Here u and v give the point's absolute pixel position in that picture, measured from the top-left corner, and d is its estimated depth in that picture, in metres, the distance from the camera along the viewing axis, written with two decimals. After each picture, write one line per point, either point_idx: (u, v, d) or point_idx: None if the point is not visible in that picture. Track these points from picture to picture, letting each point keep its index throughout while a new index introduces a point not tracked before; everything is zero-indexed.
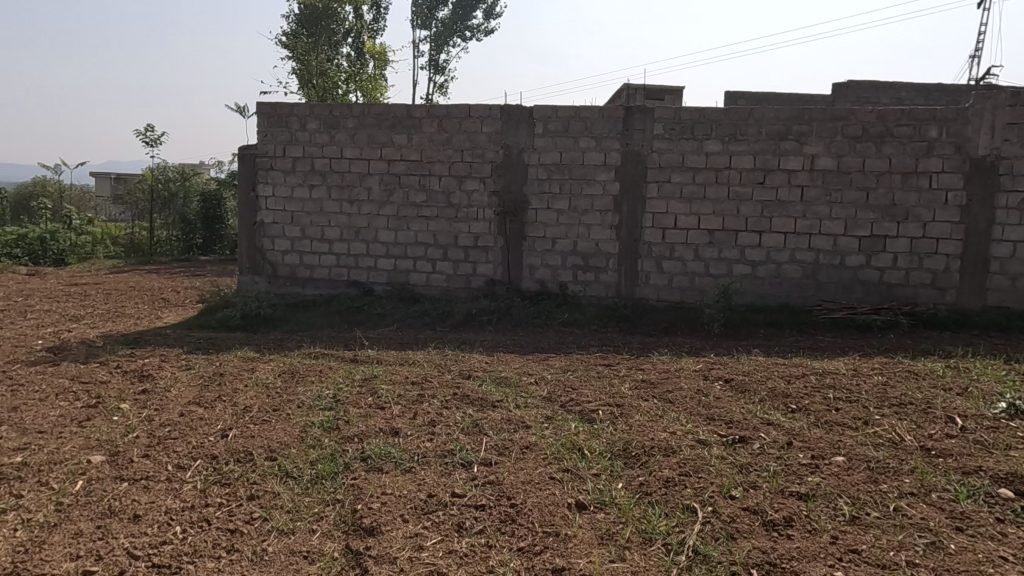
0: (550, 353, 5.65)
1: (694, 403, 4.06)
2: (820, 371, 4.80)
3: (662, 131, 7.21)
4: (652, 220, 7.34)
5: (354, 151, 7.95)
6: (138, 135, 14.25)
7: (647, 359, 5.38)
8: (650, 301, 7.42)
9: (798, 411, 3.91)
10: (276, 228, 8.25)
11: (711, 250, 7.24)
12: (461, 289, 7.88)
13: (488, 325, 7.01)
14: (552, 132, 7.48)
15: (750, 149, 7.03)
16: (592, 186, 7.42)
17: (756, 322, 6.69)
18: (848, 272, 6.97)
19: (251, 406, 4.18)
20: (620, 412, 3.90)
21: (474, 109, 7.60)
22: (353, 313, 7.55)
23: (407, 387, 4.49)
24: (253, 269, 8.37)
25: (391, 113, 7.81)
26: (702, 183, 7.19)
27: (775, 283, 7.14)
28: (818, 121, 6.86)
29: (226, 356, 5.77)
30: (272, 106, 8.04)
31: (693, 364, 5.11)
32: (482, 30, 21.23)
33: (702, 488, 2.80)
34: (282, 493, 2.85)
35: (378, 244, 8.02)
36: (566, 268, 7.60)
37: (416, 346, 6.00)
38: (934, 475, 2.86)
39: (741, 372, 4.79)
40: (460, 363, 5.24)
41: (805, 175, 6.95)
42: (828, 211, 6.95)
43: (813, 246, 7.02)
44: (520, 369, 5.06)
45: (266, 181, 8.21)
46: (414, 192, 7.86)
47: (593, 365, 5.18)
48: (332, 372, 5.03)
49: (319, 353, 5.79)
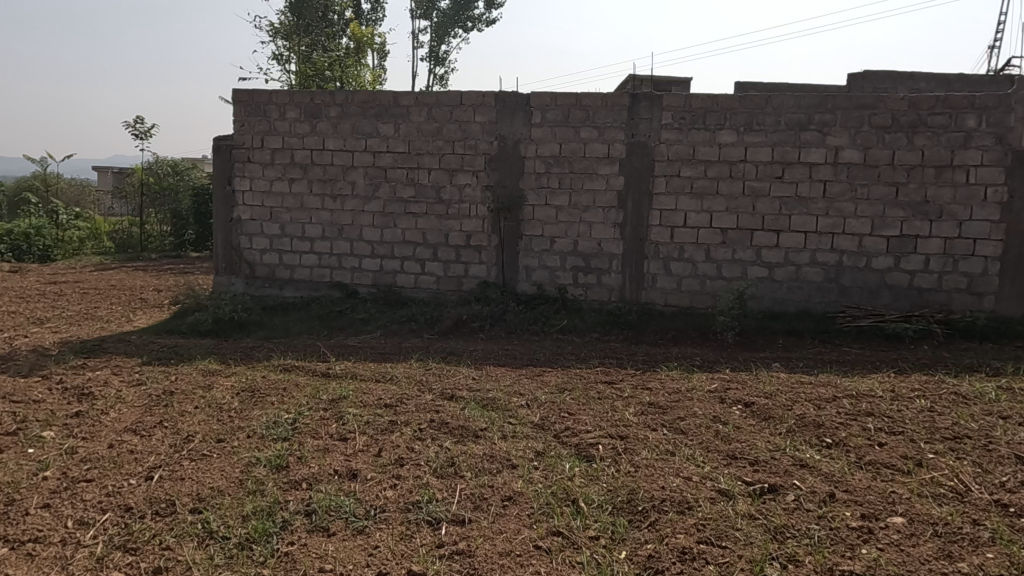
0: (546, 368, 5.05)
1: (710, 436, 3.46)
2: (854, 393, 4.18)
3: (670, 120, 6.59)
4: (659, 218, 6.73)
5: (337, 142, 7.35)
6: (125, 127, 13.71)
7: (655, 375, 4.77)
8: (657, 306, 6.82)
9: (835, 446, 3.30)
10: (254, 225, 7.67)
11: (724, 250, 6.63)
12: (452, 292, 7.29)
13: (480, 332, 6.41)
14: (551, 121, 6.86)
15: (768, 140, 6.40)
16: (594, 181, 6.81)
17: (774, 331, 6.07)
18: (875, 276, 6.35)
19: (194, 436, 3.59)
20: (624, 448, 3.30)
21: (466, 96, 6.99)
22: (334, 319, 6.96)
23: (379, 412, 3.89)
24: (230, 270, 7.81)
25: (377, 101, 7.21)
26: (714, 177, 6.57)
27: (794, 287, 6.52)
28: (843, 110, 6.24)
29: (186, 368, 5.19)
30: (249, 93, 7.45)
31: (707, 382, 4.50)
32: (483, 21, 20.57)
33: (727, 565, 2.21)
34: (196, 567, 2.28)
35: (363, 242, 7.43)
36: (565, 270, 7.00)
37: (398, 359, 5.41)
38: (1022, 547, 2.26)
39: (762, 394, 4.18)
40: (444, 380, 4.64)
41: (828, 168, 6.33)
42: (853, 209, 6.32)
43: (836, 246, 6.40)
44: (510, 388, 4.47)
45: (243, 174, 7.62)
46: (402, 186, 7.25)
47: (593, 383, 4.57)
48: (298, 391, 4.44)
49: (289, 365, 5.20)
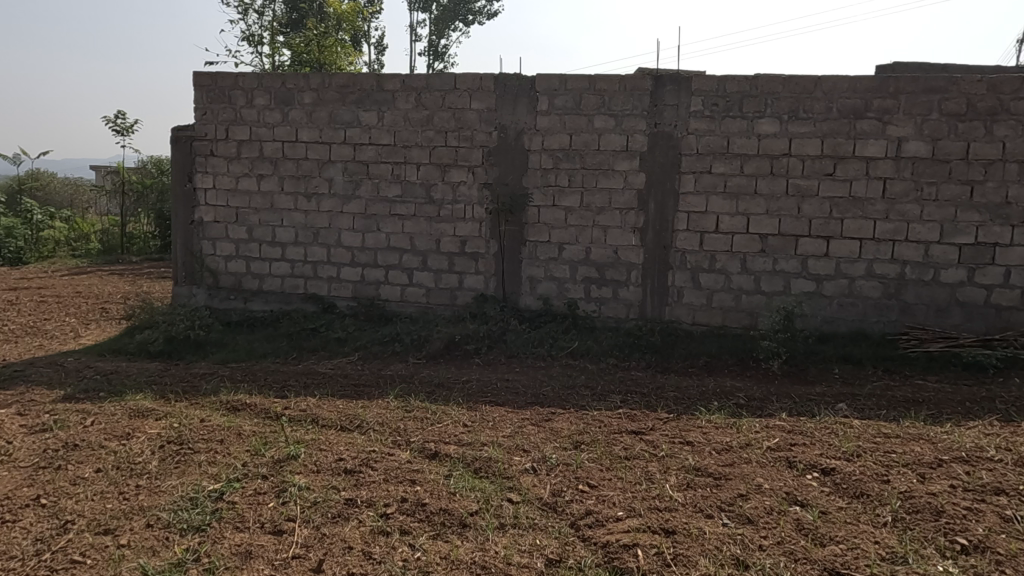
0: (556, 410, 4.05)
1: (792, 530, 2.48)
2: (965, 454, 3.19)
3: (701, 107, 5.60)
4: (687, 222, 5.73)
5: (312, 133, 6.37)
6: (103, 123, 12.51)
7: (694, 422, 3.77)
8: (683, 325, 5.83)
9: (977, 552, 2.33)
10: (218, 228, 6.69)
11: (763, 260, 5.63)
12: (445, 306, 6.31)
13: (475, 356, 5.42)
14: (559, 108, 5.87)
15: (817, 130, 5.41)
16: (610, 178, 5.82)
17: (826, 358, 5.08)
18: (944, 291, 5.37)
19: (72, 524, 2.62)
20: (674, 555, 2.34)
21: (461, 79, 6.00)
22: (305, 338, 5.97)
23: (335, 485, 2.90)
24: (190, 279, 6.81)
25: (357, 85, 6.22)
26: (752, 174, 5.58)
27: (846, 304, 5.52)
28: (907, 94, 5.25)
29: (110, 406, 4.19)
30: (212, 76, 6.47)
31: (764, 435, 3.50)
32: (485, 14, 19.51)
33: None
34: None
35: (342, 248, 6.44)
36: (575, 282, 6.00)
37: (373, 394, 4.41)
38: None
39: (841, 457, 3.19)
40: (427, 430, 3.65)
41: (888, 164, 5.33)
42: (919, 212, 5.33)
43: (897, 256, 5.40)
44: (510, 443, 3.46)
45: (205, 170, 6.64)
46: (386, 184, 6.27)
47: (616, 434, 3.57)
48: (237, 446, 3.44)
49: (237, 404, 4.21)
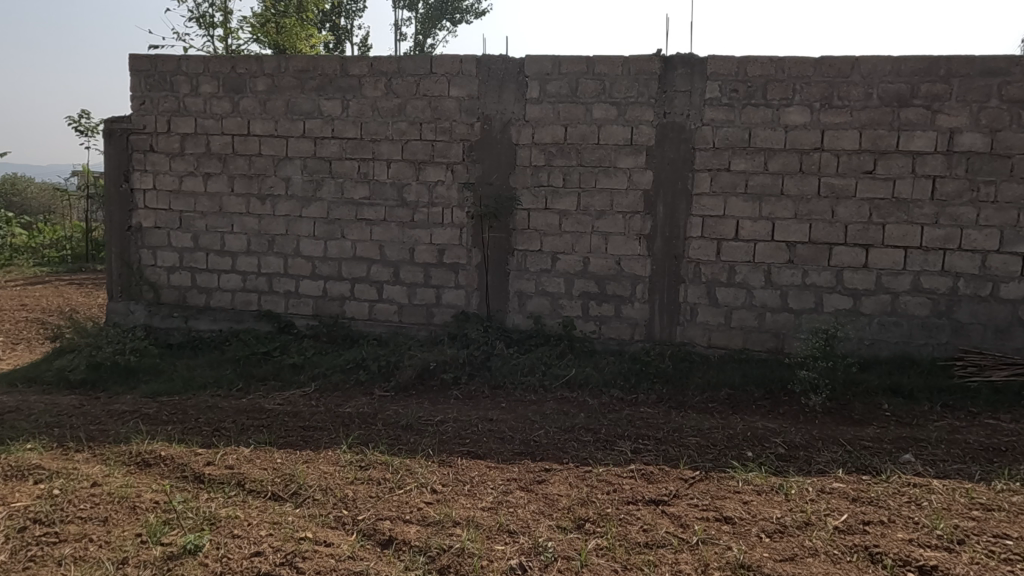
0: (551, 465, 3.19)
1: None
2: None
3: (717, 94, 4.78)
4: (701, 228, 4.91)
5: (265, 125, 5.49)
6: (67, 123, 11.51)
7: (729, 486, 2.93)
8: (696, 348, 5.00)
9: None
10: (159, 235, 5.80)
11: (791, 272, 4.81)
12: (420, 326, 5.45)
13: (453, 388, 4.56)
14: (552, 96, 5.04)
15: (854, 120, 4.61)
16: (611, 177, 4.99)
17: (871, 390, 4.27)
18: (1004, 308, 4.57)
19: None
20: None
21: (437, 61, 5.15)
22: (255, 365, 5.08)
23: None
24: (127, 294, 5.90)
25: (318, 70, 5.36)
26: (778, 172, 4.76)
27: (889, 324, 4.71)
28: (961, 77, 4.46)
29: None
30: (151, 59, 5.59)
31: (826, 509, 2.66)
32: (474, 13, 18.69)
33: None
34: None
35: (301, 258, 5.57)
36: (572, 298, 5.17)
37: (324, 443, 3.53)
38: None
39: (939, 545, 2.36)
40: (383, 502, 2.78)
41: (939, 160, 4.53)
42: (975, 216, 4.54)
43: (948, 267, 4.60)
44: (492, 520, 2.61)
45: (144, 168, 5.75)
46: (353, 184, 5.41)
47: (631, 506, 2.73)
48: (125, 528, 2.56)
49: (149, 458, 3.31)
